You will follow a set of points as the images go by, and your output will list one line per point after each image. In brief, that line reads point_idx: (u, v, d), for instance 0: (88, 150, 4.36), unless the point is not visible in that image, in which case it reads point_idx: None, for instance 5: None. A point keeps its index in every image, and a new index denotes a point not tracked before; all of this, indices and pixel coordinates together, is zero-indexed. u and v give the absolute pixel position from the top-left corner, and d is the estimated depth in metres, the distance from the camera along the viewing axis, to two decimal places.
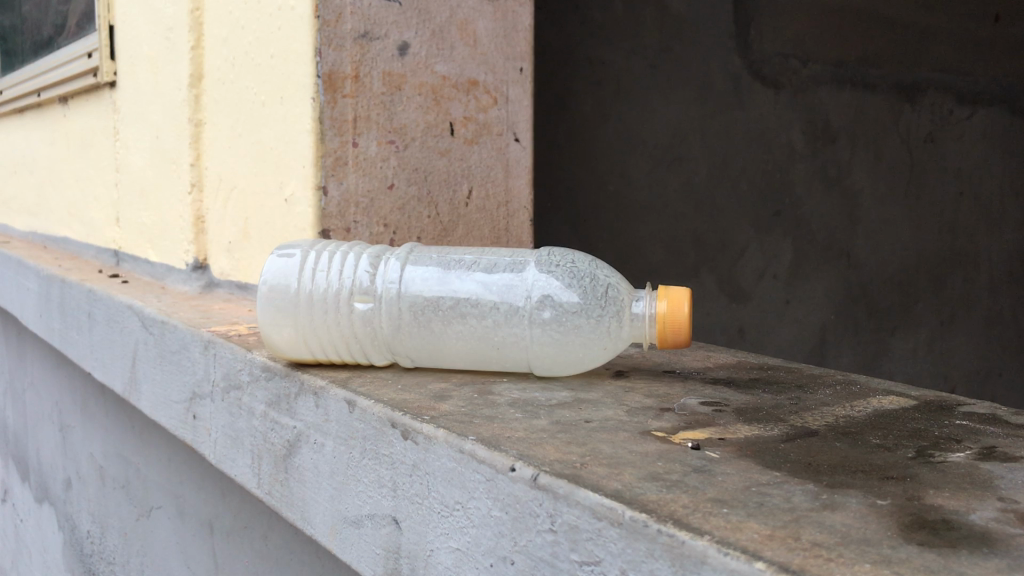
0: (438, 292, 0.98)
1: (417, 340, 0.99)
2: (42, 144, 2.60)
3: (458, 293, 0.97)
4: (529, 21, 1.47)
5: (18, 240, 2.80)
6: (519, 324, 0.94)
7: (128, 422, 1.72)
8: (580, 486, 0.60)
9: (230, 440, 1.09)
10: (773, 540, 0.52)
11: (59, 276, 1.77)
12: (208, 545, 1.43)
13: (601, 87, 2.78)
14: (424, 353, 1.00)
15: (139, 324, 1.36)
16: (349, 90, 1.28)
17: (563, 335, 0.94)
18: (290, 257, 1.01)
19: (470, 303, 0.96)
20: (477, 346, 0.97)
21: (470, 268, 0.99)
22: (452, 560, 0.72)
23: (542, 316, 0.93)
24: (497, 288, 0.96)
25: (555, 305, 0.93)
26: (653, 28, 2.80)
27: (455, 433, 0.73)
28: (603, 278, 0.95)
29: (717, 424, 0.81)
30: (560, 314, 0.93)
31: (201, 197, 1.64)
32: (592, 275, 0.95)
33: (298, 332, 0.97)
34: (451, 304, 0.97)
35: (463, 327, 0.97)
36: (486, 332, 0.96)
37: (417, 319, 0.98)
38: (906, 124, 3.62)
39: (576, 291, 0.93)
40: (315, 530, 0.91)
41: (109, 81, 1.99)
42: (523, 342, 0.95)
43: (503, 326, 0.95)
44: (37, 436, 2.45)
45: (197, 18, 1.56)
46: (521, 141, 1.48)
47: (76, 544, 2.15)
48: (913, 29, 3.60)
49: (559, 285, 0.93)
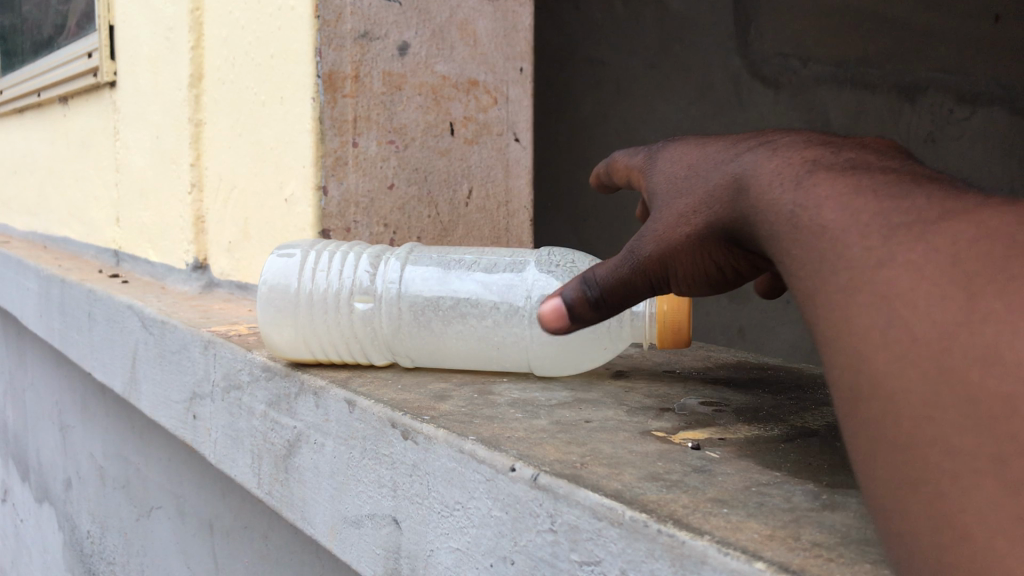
0: (438, 292, 0.98)
1: (417, 340, 0.98)
2: (43, 144, 2.60)
3: (458, 293, 0.98)
4: (529, 21, 1.47)
5: (17, 241, 2.81)
6: (519, 325, 0.95)
7: (128, 419, 1.71)
8: (580, 486, 0.60)
9: (230, 440, 1.09)
10: (773, 540, 0.52)
11: (59, 276, 1.77)
12: (208, 544, 1.43)
13: (601, 87, 2.99)
14: (425, 352, 0.99)
15: (139, 324, 1.36)
16: (349, 90, 1.28)
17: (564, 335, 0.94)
18: (290, 256, 1.01)
19: (470, 303, 0.97)
20: (476, 346, 0.97)
21: (470, 268, 1.01)
22: (453, 560, 0.72)
23: None
24: (497, 288, 0.97)
25: None
26: (654, 28, 2.95)
27: (454, 433, 0.73)
28: None
29: (716, 424, 0.81)
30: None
31: (201, 196, 1.64)
32: None
33: (301, 334, 0.96)
34: (451, 304, 0.98)
35: (463, 327, 0.97)
36: (486, 333, 0.97)
37: (416, 319, 0.98)
38: (906, 124, 3.60)
39: None
40: (315, 530, 0.91)
41: (109, 81, 1.99)
42: (523, 341, 0.95)
43: (504, 326, 0.96)
44: (37, 436, 2.45)
45: (197, 18, 1.56)
46: (521, 141, 1.48)
47: (76, 544, 2.16)
48: (913, 29, 3.58)
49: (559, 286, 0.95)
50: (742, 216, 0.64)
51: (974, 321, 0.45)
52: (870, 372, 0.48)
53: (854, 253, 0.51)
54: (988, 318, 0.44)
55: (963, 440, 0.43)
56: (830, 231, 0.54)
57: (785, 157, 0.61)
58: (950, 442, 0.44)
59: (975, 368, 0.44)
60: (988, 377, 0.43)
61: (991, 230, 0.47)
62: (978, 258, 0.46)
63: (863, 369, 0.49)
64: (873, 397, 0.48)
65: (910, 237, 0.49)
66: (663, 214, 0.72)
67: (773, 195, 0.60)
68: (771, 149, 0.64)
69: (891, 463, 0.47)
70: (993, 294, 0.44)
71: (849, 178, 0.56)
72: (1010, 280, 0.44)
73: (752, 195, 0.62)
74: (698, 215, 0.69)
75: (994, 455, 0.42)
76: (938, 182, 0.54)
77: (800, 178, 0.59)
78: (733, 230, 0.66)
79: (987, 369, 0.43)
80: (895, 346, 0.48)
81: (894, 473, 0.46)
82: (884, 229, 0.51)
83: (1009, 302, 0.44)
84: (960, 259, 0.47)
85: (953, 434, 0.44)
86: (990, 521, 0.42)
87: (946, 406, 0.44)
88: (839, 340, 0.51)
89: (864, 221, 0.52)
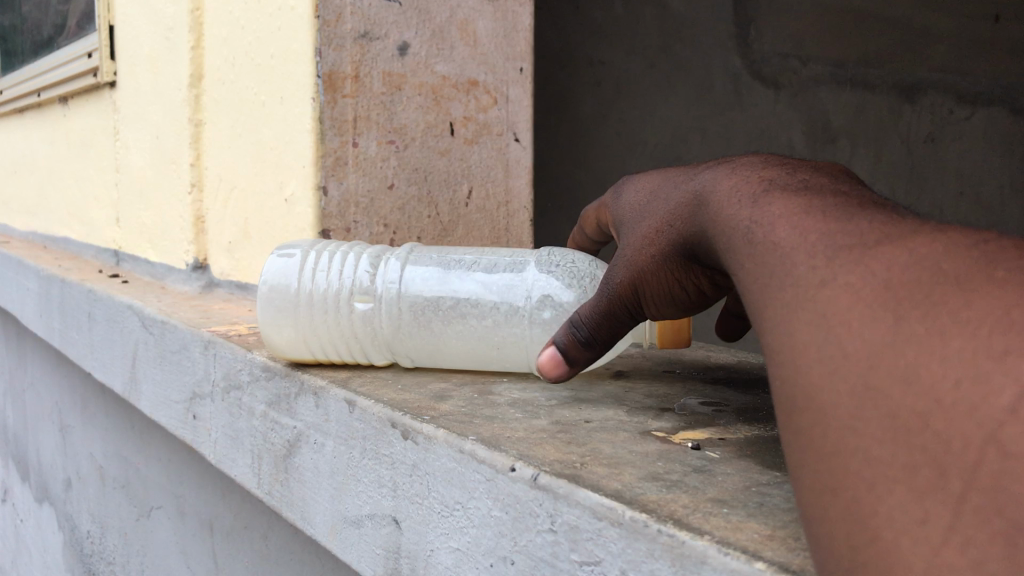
0: (438, 292, 0.98)
1: (418, 340, 0.99)
2: (43, 144, 2.60)
3: (458, 293, 0.98)
4: (529, 21, 1.47)
5: (18, 241, 2.81)
6: (519, 324, 0.95)
7: (128, 420, 1.71)
8: (580, 486, 0.60)
9: (230, 440, 1.09)
10: (773, 540, 0.52)
11: (59, 276, 1.77)
12: (208, 544, 1.43)
13: (601, 86, 3.00)
14: (425, 352, 1.00)
15: (139, 324, 1.36)
16: (349, 90, 1.28)
17: None
18: (290, 256, 1.00)
19: (470, 302, 0.97)
20: (477, 346, 0.97)
21: (470, 268, 1.00)
22: (453, 560, 0.72)
23: (542, 316, 0.94)
24: (496, 288, 0.97)
25: (556, 305, 0.94)
26: (654, 28, 2.95)
27: (454, 433, 0.73)
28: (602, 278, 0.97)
29: (717, 424, 0.81)
30: (559, 314, 0.94)
31: (201, 197, 1.64)
32: (592, 275, 0.96)
33: (301, 334, 0.96)
34: (451, 304, 0.97)
35: (463, 327, 0.97)
36: (486, 333, 0.97)
37: (417, 319, 0.98)
38: (906, 124, 3.59)
39: (575, 291, 0.95)
40: (315, 530, 0.91)
41: (109, 82, 1.99)
42: (523, 341, 0.96)
43: (504, 326, 0.96)
44: (37, 436, 2.45)
45: (197, 18, 1.56)
46: (521, 141, 1.48)
47: (76, 544, 2.16)
48: (912, 29, 3.57)
49: (559, 286, 0.95)
50: (700, 232, 0.68)
51: (899, 341, 0.45)
52: (804, 383, 0.49)
53: (801, 274, 0.52)
54: (911, 340, 0.45)
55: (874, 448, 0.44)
56: (782, 251, 0.55)
57: (743, 176, 0.65)
58: (869, 451, 0.44)
59: (898, 385, 0.44)
60: (909, 394, 0.44)
61: (924, 259, 0.48)
62: (909, 284, 0.47)
63: (797, 382, 0.49)
64: (803, 409, 0.48)
65: (851, 262, 0.50)
66: (633, 242, 0.76)
67: (732, 212, 0.62)
68: (730, 170, 0.67)
69: (814, 473, 0.47)
70: (919, 318, 0.45)
71: (800, 201, 0.58)
72: (933, 305, 0.45)
73: (711, 211, 0.65)
74: (667, 237, 0.72)
75: (908, 465, 0.42)
76: (883, 208, 0.56)
77: (756, 197, 0.61)
78: (696, 248, 0.70)
79: (907, 386, 0.44)
80: (828, 360, 0.48)
81: (813, 481, 0.46)
82: (828, 250, 0.52)
83: (932, 325, 0.45)
84: (893, 284, 0.48)
85: (873, 445, 0.44)
86: (901, 526, 0.42)
87: (868, 418, 0.45)
88: (780, 353, 0.51)
89: (811, 245, 0.53)
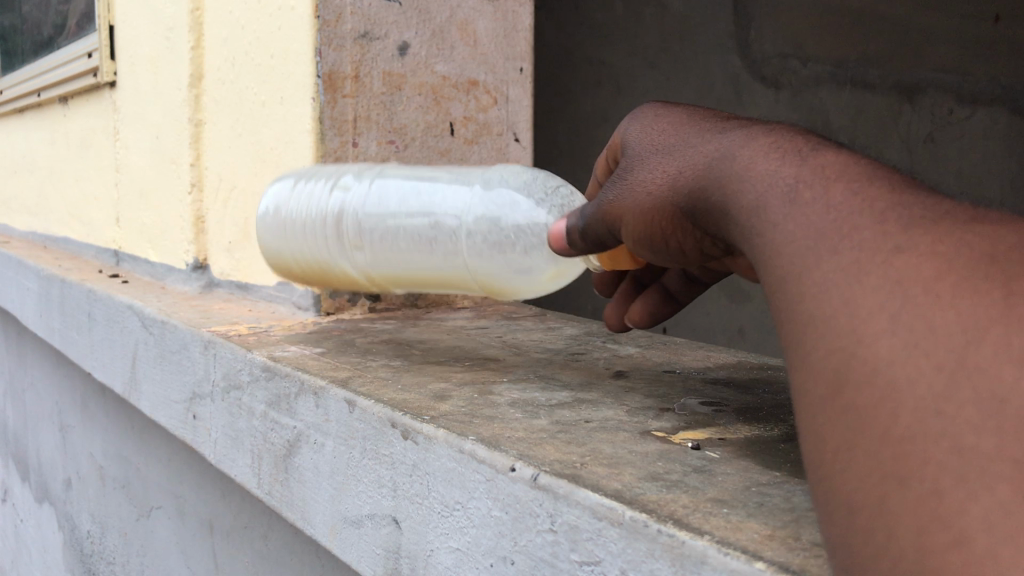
0: (400, 191, 1.12)
1: (373, 231, 1.10)
2: (42, 145, 2.60)
3: (417, 191, 1.11)
4: (529, 21, 1.47)
5: (17, 240, 2.81)
6: (459, 212, 1.05)
7: (128, 418, 1.71)
8: (581, 486, 0.60)
9: (230, 440, 1.09)
10: (773, 540, 0.52)
11: (59, 276, 1.77)
12: (208, 544, 1.43)
13: None
14: (380, 247, 1.10)
15: (139, 324, 1.36)
16: (349, 90, 1.27)
17: (497, 221, 1.02)
18: (288, 184, 1.20)
19: (424, 197, 1.09)
20: (423, 235, 1.07)
21: (439, 180, 1.13)
22: (453, 560, 0.72)
23: (479, 202, 1.04)
24: (452, 187, 1.09)
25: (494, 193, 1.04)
26: None
27: (454, 433, 0.73)
28: (552, 183, 1.04)
29: (717, 424, 0.81)
30: (499, 202, 1.02)
31: (201, 197, 1.64)
32: (542, 179, 1.05)
33: (282, 242, 1.14)
34: (407, 198, 1.10)
35: (413, 218, 1.08)
36: (433, 223, 1.07)
37: (374, 210, 1.11)
38: (906, 124, 3.62)
39: (517, 185, 1.04)
40: (315, 530, 0.91)
41: (109, 82, 1.99)
42: (461, 228, 1.04)
43: (446, 214, 1.06)
44: (37, 436, 2.45)
45: (197, 18, 1.56)
46: (521, 141, 1.48)
47: (76, 544, 2.16)
48: (912, 29, 3.57)
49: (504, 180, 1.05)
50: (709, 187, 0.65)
51: (1008, 319, 0.43)
52: (869, 354, 0.46)
53: (869, 238, 0.50)
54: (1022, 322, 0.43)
55: (974, 433, 0.41)
56: (840, 214, 0.53)
57: (781, 138, 0.62)
58: (962, 439, 0.41)
59: (1009, 368, 0.42)
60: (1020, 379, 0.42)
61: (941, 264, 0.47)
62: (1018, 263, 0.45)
63: (857, 354, 0.47)
64: (860, 385, 0.46)
65: (939, 233, 0.48)
66: (640, 169, 0.73)
67: (772, 166, 0.59)
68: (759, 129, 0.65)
69: (871, 456, 0.44)
70: None
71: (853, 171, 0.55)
72: None
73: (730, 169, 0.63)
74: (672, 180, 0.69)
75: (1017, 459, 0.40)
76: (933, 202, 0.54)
77: (804, 155, 0.59)
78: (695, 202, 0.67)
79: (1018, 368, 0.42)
80: (905, 330, 0.45)
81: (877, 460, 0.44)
82: (900, 219, 0.50)
83: None
84: (999, 258, 0.46)
85: (969, 432, 0.41)
86: (995, 526, 0.39)
87: (963, 401, 0.42)
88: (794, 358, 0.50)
89: (882, 212, 0.51)
